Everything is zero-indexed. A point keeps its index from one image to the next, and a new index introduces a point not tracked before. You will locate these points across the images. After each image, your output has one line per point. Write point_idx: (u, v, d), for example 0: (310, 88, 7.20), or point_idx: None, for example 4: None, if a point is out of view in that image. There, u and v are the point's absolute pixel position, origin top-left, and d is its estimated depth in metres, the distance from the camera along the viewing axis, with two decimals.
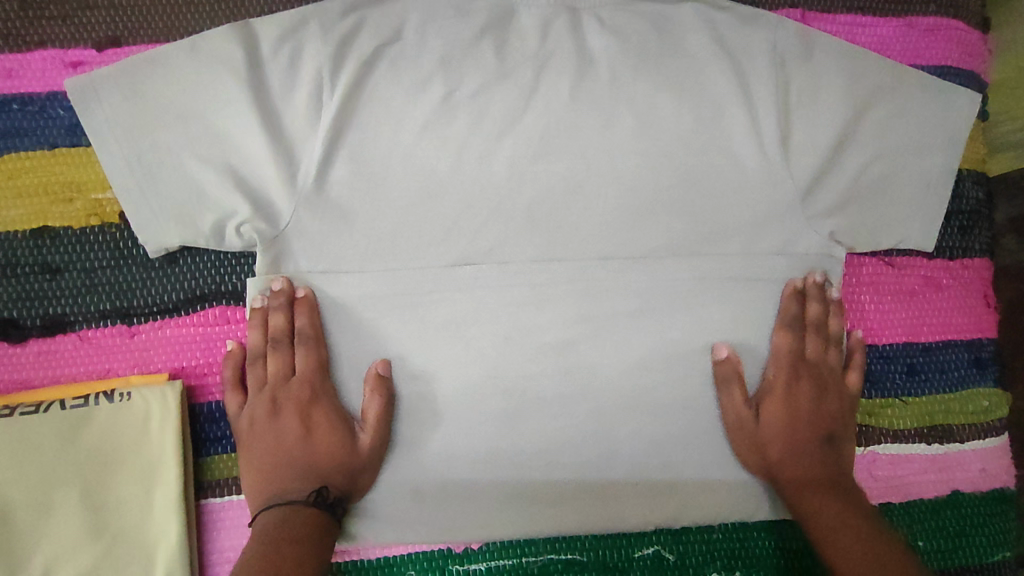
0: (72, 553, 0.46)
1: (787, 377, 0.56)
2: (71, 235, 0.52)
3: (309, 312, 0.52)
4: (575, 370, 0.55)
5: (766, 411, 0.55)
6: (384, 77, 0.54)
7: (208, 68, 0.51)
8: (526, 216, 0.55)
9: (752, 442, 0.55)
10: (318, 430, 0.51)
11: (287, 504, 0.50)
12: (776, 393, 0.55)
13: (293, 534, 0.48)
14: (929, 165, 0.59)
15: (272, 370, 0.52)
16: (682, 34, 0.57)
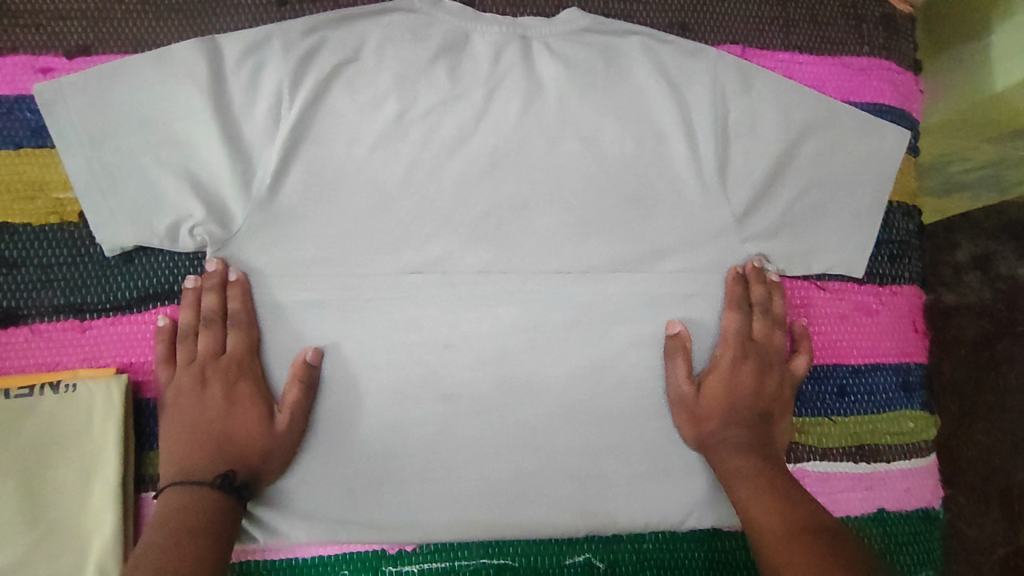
0: (7, 540, 0.47)
1: (732, 356, 0.58)
2: (31, 232, 0.54)
3: (241, 294, 0.54)
4: (513, 379, 0.57)
5: (711, 380, 0.57)
6: (341, 94, 0.57)
7: (171, 78, 0.54)
8: (472, 230, 0.58)
9: (691, 416, 0.57)
10: (240, 409, 0.53)
11: (191, 487, 0.50)
12: (721, 365, 0.58)
13: (198, 522, 0.48)
14: (859, 196, 0.62)
15: (203, 348, 0.54)
16: (627, 64, 0.60)
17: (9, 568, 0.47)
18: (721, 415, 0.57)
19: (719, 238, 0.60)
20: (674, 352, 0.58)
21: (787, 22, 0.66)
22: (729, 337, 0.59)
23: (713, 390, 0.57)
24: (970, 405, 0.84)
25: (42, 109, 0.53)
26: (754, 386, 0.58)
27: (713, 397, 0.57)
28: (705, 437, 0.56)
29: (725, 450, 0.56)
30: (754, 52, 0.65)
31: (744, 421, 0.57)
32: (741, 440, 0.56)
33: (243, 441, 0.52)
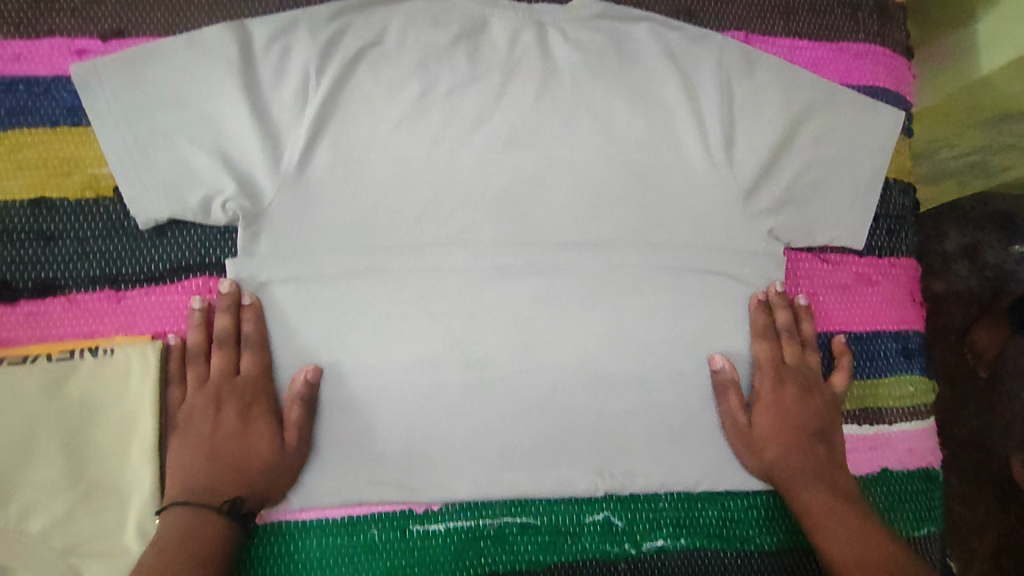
0: (50, 497, 0.49)
1: (772, 386, 0.61)
2: (67, 206, 0.56)
3: (255, 320, 0.56)
4: (534, 350, 0.59)
5: (756, 412, 0.60)
6: (366, 75, 0.59)
7: (205, 59, 0.56)
8: (491, 203, 0.60)
9: (751, 447, 0.60)
10: (252, 433, 0.53)
11: (194, 508, 0.50)
12: (760, 394, 0.61)
13: (208, 547, 0.49)
14: (858, 173, 0.65)
15: (215, 368, 0.56)
16: (637, 49, 0.63)
17: (54, 524, 0.49)
18: (780, 452, 0.59)
19: (727, 214, 0.63)
20: (728, 377, 0.60)
21: (786, 10, 0.69)
22: (767, 366, 0.61)
23: (764, 421, 0.60)
24: (961, 391, 0.93)
25: (80, 90, 0.56)
26: (803, 410, 0.61)
27: (766, 427, 0.60)
28: (769, 469, 0.59)
29: (793, 476, 0.59)
30: (756, 37, 0.68)
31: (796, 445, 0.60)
32: (795, 469, 0.59)
33: (253, 463, 0.53)
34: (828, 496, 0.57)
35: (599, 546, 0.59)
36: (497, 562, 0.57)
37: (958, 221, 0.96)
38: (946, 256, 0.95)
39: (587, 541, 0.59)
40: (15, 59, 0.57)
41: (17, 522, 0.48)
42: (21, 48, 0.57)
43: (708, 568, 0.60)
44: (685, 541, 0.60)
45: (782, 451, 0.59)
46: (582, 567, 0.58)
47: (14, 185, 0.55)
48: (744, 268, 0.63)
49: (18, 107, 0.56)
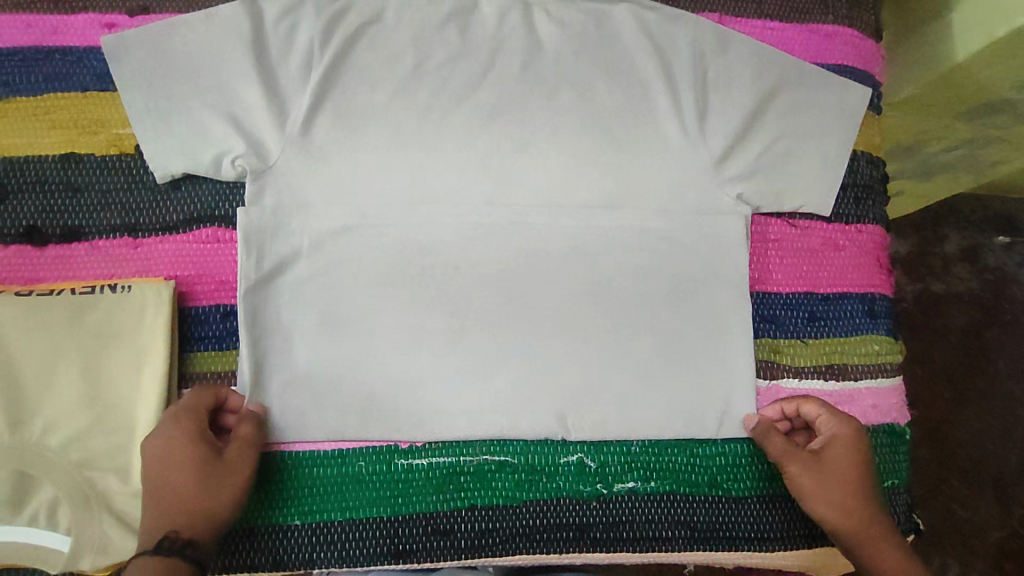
0: (69, 416, 0.54)
1: (848, 434, 0.60)
2: (94, 161, 0.62)
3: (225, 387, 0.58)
4: (527, 319, 0.64)
5: (829, 451, 0.60)
6: (365, 49, 0.64)
7: (218, 31, 0.61)
8: (478, 165, 0.65)
9: (816, 490, 0.59)
10: (173, 462, 0.53)
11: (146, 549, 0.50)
12: (844, 440, 0.60)
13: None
14: (827, 144, 0.69)
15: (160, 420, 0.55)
16: (618, 28, 0.68)
17: (72, 440, 0.54)
18: (831, 500, 0.59)
19: (704, 181, 0.66)
20: (831, 423, 0.61)
21: None
22: (836, 416, 0.61)
23: (815, 473, 0.60)
24: (963, 392, 0.97)
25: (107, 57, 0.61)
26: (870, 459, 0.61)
27: (816, 479, 0.59)
28: (834, 511, 0.59)
29: (865, 526, 0.58)
30: (730, 19, 0.73)
31: (864, 490, 0.60)
32: (864, 519, 0.59)
33: (174, 496, 0.52)
34: (893, 551, 0.58)
35: (572, 485, 0.62)
36: (476, 497, 0.61)
37: (959, 224, 1.02)
38: (947, 258, 1.01)
39: (561, 480, 0.62)
40: (52, 31, 0.63)
41: (39, 437, 0.54)
42: (57, 22, 0.63)
43: (676, 510, 0.63)
44: (655, 484, 0.63)
45: (847, 502, 0.59)
46: (556, 505, 0.62)
47: (46, 142, 0.62)
48: (715, 232, 0.66)
49: (52, 73, 0.62)
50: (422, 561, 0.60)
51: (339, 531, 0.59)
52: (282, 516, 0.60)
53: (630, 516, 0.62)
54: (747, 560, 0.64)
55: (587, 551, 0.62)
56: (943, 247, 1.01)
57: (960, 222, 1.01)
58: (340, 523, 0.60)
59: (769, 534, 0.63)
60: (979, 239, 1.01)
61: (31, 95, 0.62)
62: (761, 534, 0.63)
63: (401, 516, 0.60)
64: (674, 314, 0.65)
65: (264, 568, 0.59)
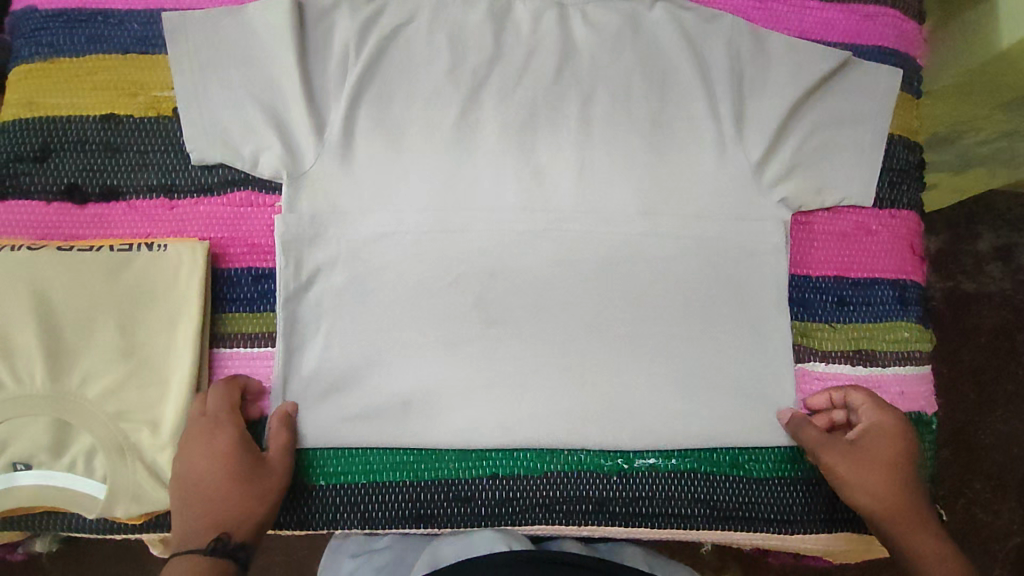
0: (106, 369, 0.56)
1: (883, 417, 0.61)
2: (133, 122, 0.63)
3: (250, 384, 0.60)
4: (551, 305, 0.64)
5: (869, 436, 0.60)
6: (400, 51, 0.65)
7: (258, 33, 0.63)
8: (513, 150, 0.65)
9: (857, 474, 0.59)
10: (213, 461, 0.55)
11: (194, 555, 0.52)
12: (885, 428, 0.60)
13: None
14: (861, 133, 0.68)
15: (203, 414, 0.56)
16: (654, 30, 0.68)
17: (108, 392, 0.55)
18: (877, 485, 0.59)
19: (736, 167, 0.66)
20: (869, 410, 0.61)
21: None
22: (869, 399, 0.62)
23: (860, 460, 0.59)
24: (993, 395, 0.96)
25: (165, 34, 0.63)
26: (909, 443, 0.61)
27: (860, 467, 0.59)
28: (880, 500, 0.58)
29: (908, 512, 0.58)
30: None
31: (907, 475, 0.59)
32: (911, 508, 0.59)
33: (219, 498, 0.54)
34: (934, 540, 0.58)
35: (593, 460, 0.63)
36: (497, 466, 0.62)
37: (993, 223, 0.99)
38: (978, 256, 0.99)
39: (582, 454, 0.63)
40: None
41: (78, 387, 0.55)
42: None
43: (697, 489, 0.63)
44: (675, 462, 0.63)
45: (892, 487, 0.59)
46: (575, 478, 0.62)
47: (87, 103, 0.63)
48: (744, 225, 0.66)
49: (95, 35, 0.63)
50: (442, 528, 0.61)
51: (361, 494, 0.61)
52: (308, 476, 0.61)
53: (649, 492, 0.62)
54: (765, 541, 0.64)
55: (605, 525, 0.62)
56: (975, 245, 0.99)
57: (992, 217, 0.99)
58: (363, 487, 0.61)
59: (789, 516, 0.63)
60: (1014, 238, 0.99)
61: (73, 56, 0.63)
62: (781, 516, 0.63)
63: (423, 482, 0.61)
64: (701, 301, 0.65)
65: (289, 527, 0.60)
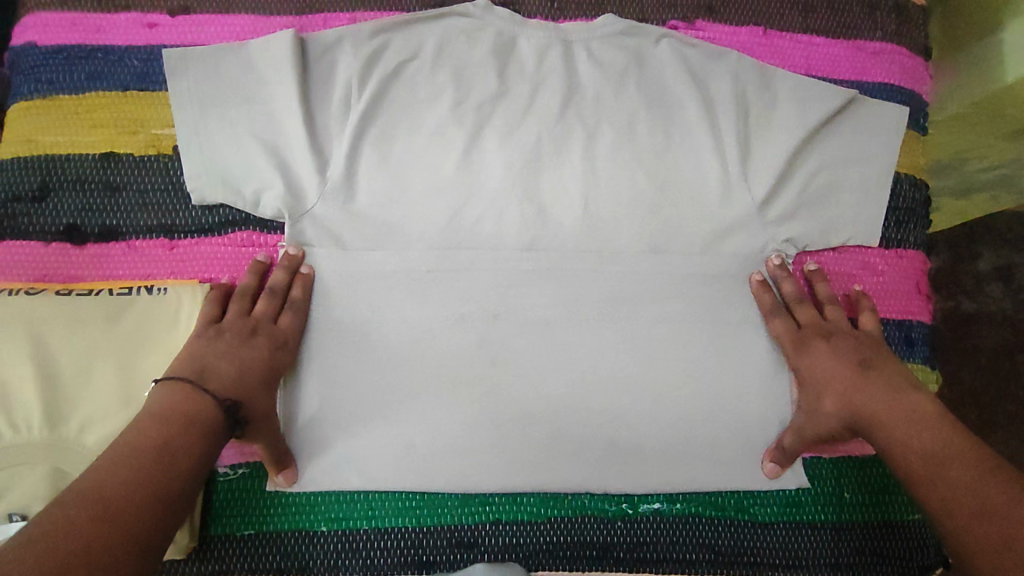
0: (103, 416, 0.55)
1: (802, 350, 0.62)
2: (132, 161, 0.62)
3: (306, 284, 0.61)
4: (552, 342, 0.63)
5: (807, 375, 0.61)
6: (403, 87, 0.65)
7: (260, 67, 0.62)
8: (520, 189, 0.64)
9: (811, 414, 0.60)
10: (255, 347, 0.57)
11: (198, 393, 0.52)
12: (807, 358, 0.61)
13: (195, 421, 0.51)
14: (869, 171, 0.67)
15: (260, 308, 0.59)
16: (659, 66, 0.67)
17: (107, 440, 0.54)
18: (828, 415, 0.59)
19: (741, 203, 0.65)
20: (793, 347, 0.62)
21: (805, 9, 0.72)
22: (788, 334, 0.63)
23: (808, 403, 0.61)
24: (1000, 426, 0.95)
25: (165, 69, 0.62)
26: (838, 355, 0.60)
27: (810, 410, 0.60)
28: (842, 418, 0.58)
29: (869, 402, 0.57)
30: (775, 33, 0.71)
31: (854, 383, 0.58)
32: (866, 407, 0.57)
33: (251, 372, 0.56)
34: (902, 411, 0.55)
35: (598, 504, 0.63)
36: (501, 512, 0.62)
37: (994, 243, 0.97)
38: (979, 276, 0.97)
39: (586, 498, 0.63)
40: (95, 30, 0.64)
41: (76, 436, 0.54)
42: (101, 21, 0.64)
43: (702, 533, 0.62)
44: (679, 506, 0.63)
45: (840, 404, 0.58)
46: (579, 523, 0.62)
47: (86, 140, 0.62)
48: (751, 265, 0.66)
49: (95, 72, 0.63)
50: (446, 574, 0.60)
51: (365, 540, 0.60)
52: (310, 521, 0.60)
53: (654, 538, 0.62)
54: None
55: (610, 572, 0.61)
56: (975, 264, 0.98)
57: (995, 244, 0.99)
58: (365, 531, 0.60)
59: (794, 561, 0.62)
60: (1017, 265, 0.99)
61: (72, 93, 0.62)
62: (788, 561, 0.62)
63: (427, 527, 0.61)
64: (708, 341, 0.64)
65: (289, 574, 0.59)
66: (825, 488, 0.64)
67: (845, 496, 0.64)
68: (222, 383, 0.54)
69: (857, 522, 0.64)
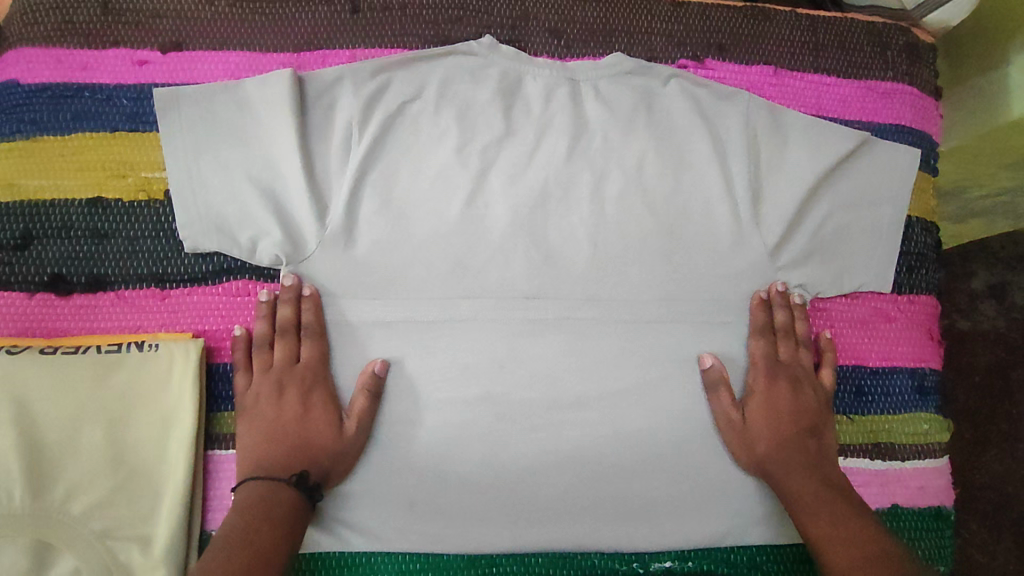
0: (91, 481, 0.53)
1: (765, 382, 0.62)
2: (121, 206, 0.59)
3: (315, 305, 0.58)
4: (560, 393, 0.61)
5: (757, 412, 0.62)
6: (406, 129, 0.62)
7: (256, 108, 0.59)
8: (527, 236, 0.62)
9: (742, 440, 0.61)
10: (312, 412, 0.58)
11: (266, 483, 0.55)
12: (754, 393, 0.62)
13: (269, 517, 0.53)
14: (880, 217, 0.66)
15: (278, 357, 0.58)
16: (668, 107, 0.66)
17: (95, 506, 0.52)
18: (745, 446, 0.61)
19: (751, 249, 0.64)
20: (758, 377, 0.62)
21: (816, 47, 0.71)
22: (760, 364, 0.63)
23: (754, 418, 0.61)
24: None
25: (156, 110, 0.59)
26: (794, 403, 0.62)
27: (757, 426, 0.61)
28: (761, 461, 0.61)
29: (800, 477, 0.59)
30: (786, 72, 0.70)
31: (790, 439, 0.61)
32: (786, 458, 0.60)
33: (305, 440, 0.57)
34: (823, 493, 0.58)
35: (607, 563, 0.61)
36: (508, 572, 0.60)
37: (988, 261, 0.94)
38: (972, 293, 0.94)
39: (596, 557, 0.61)
40: (81, 67, 0.61)
41: (62, 503, 0.52)
42: (87, 57, 0.61)
43: None
44: (691, 564, 0.62)
45: (760, 449, 0.61)
46: None
47: (73, 185, 0.59)
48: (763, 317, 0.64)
49: (82, 112, 0.60)
50: None
51: None
52: None
53: None
54: None
55: None
56: (968, 282, 0.94)
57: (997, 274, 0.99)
58: None
59: None
60: None
61: (57, 134, 0.59)
62: None
63: None
64: None
65: None
66: None
67: None
68: (278, 467, 0.56)
69: None
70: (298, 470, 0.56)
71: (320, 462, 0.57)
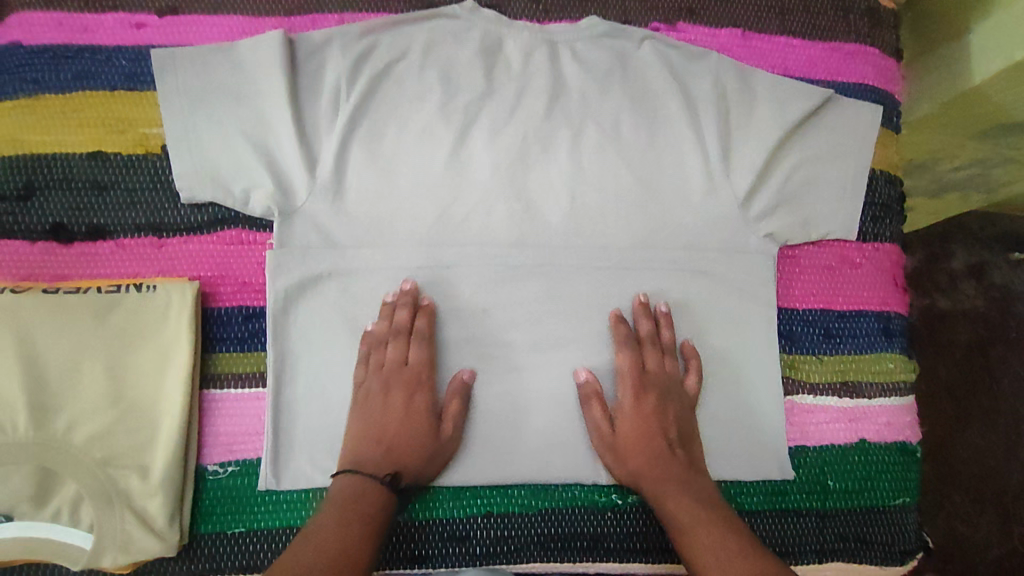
0: (91, 414, 0.55)
1: (632, 393, 0.61)
2: (119, 160, 0.62)
3: (428, 312, 0.62)
4: (541, 336, 0.64)
5: (624, 426, 0.61)
6: (392, 87, 0.65)
7: (248, 66, 0.62)
8: (507, 186, 0.65)
9: (612, 451, 0.61)
10: (413, 413, 0.59)
11: (367, 478, 0.56)
12: (623, 403, 0.61)
13: (365, 509, 0.54)
14: (846, 168, 0.69)
15: (391, 355, 0.60)
16: (642, 67, 0.69)
17: (95, 437, 0.55)
18: (618, 455, 0.60)
19: (722, 198, 0.67)
20: (625, 389, 0.62)
21: (782, 12, 0.74)
22: (626, 375, 0.62)
23: (624, 426, 0.61)
24: None
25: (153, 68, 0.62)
26: (658, 417, 0.61)
27: (625, 437, 0.60)
28: (633, 475, 0.60)
29: (670, 492, 0.58)
30: (753, 35, 0.73)
31: (659, 448, 0.60)
32: (657, 473, 0.59)
33: (401, 441, 0.58)
34: (688, 503, 0.57)
35: (588, 496, 0.64)
36: (493, 504, 0.63)
37: (958, 225, 0.97)
38: (953, 275, 0.97)
39: (577, 491, 0.64)
40: (81, 29, 0.64)
41: (64, 434, 0.55)
42: (87, 21, 0.64)
43: None
44: None
45: (630, 463, 0.60)
46: (569, 514, 0.63)
47: (72, 140, 0.62)
48: (734, 263, 0.67)
49: (82, 71, 0.63)
50: (437, 567, 0.61)
51: None
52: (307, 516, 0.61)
53: (643, 527, 0.64)
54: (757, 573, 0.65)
55: (602, 561, 0.63)
56: (948, 263, 0.97)
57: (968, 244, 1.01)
58: None
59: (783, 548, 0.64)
60: None
61: (58, 92, 0.62)
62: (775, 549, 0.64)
63: (420, 521, 0.62)
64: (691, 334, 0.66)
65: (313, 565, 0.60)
66: (809, 476, 0.66)
67: (828, 484, 0.66)
68: (377, 463, 0.57)
69: (840, 508, 0.66)
70: (391, 470, 0.57)
71: (417, 462, 0.59)
